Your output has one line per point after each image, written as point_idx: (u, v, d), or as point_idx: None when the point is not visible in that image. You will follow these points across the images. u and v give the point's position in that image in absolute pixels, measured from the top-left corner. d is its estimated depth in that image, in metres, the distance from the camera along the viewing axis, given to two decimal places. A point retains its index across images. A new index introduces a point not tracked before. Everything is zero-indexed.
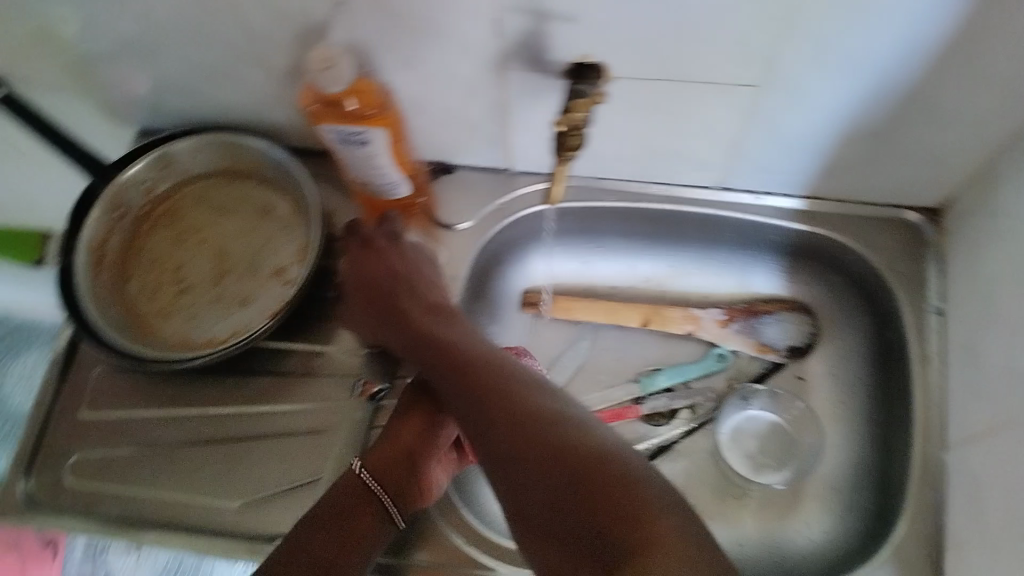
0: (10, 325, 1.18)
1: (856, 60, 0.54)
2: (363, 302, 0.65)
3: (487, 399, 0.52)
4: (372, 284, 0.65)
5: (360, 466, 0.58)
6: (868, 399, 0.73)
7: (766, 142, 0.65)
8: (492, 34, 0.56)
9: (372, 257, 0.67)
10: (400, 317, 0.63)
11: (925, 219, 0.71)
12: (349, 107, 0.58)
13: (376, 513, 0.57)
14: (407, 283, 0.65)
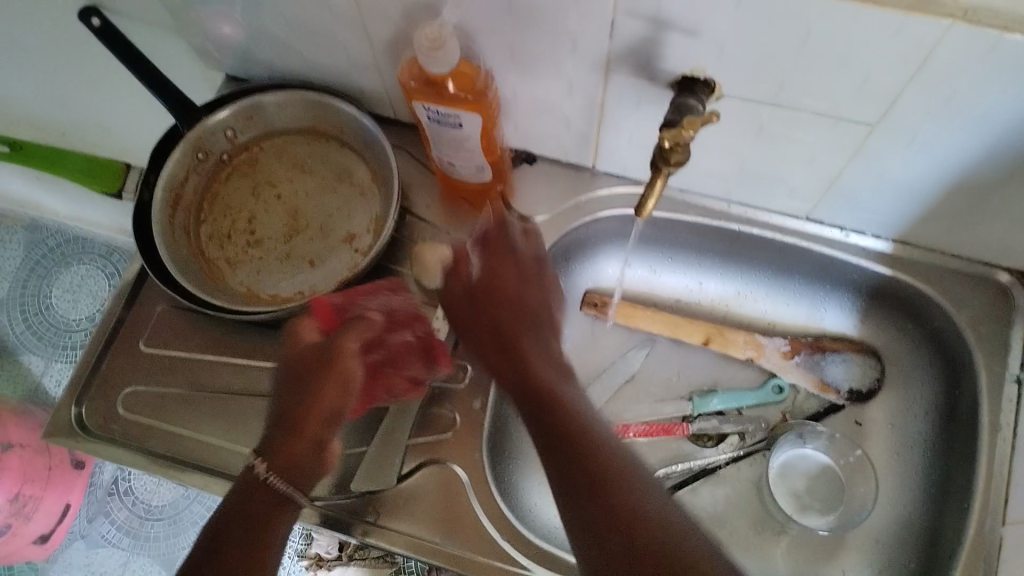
0: (61, 239, 1.30)
1: (982, 117, 0.48)
2: (469, 302, 0.62)
3: (558, 409, 0.52)
4: (489, 284, 0.61)
5: (264, 472, 0.55)
6: (929, 457, 0.70)
7: (870, 183, 0.59)
8: (605, 34, 0.50)
9: (492, 256, 0.62)
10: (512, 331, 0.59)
11: (1015, 280, 0.66)
12: (450, 89, 0.55)
13: (277, 505, 0.55)
14: (528, 311, 0.60)
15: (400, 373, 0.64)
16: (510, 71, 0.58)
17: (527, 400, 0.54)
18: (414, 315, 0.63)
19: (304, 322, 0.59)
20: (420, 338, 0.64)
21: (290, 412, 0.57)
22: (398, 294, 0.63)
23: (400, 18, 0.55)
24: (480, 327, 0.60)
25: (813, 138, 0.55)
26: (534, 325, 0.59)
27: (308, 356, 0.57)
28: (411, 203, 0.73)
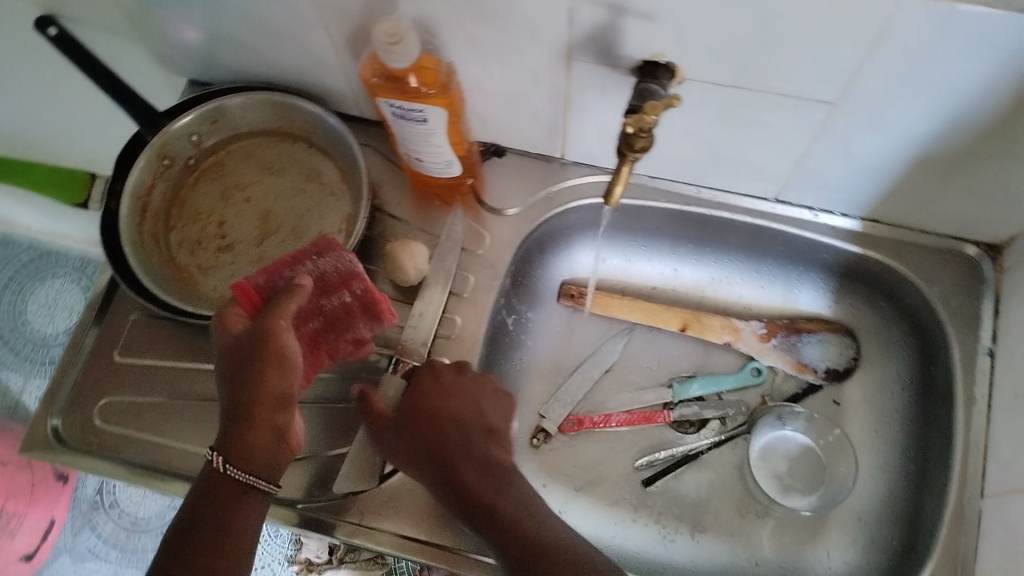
0: (38, 253, 1.27)
1: (942, 90, 0.48)
2: (410, 400, 0.61)
3: (480, 487, 0.57)
4: (425, 436, 0.59)
5: (222, 463, 0.50)
6: (907, 432, 0.70)
7: (836, 162, 0.59)
8: (562, 22, 0.50)
9: (423, 399, 0.61)
10: (448, 486, 0.57)
11: (984, 254, 0.67)
12: (412, 83, 0.54)
13: (253, 501, 0.51)
14: (466, 433, 0.60)
15: (343, 336, 0.59)
16: (473, 64, 0.58)
17: (474, 489, 0.56)
18: (349, 272, 0.57)
19: (227, 310, 0.53)
20: (358, 297, 0.58)
21: (238, 403, 0.50)
22: (327, 253, 0.57)
23: (359, 14, 0.55)
24: (424, 438, 0.59)
25: (777, 120, 0.55)
26: (472, 469, 0.57)
27: (236, 345, 0.51)
28: (382, 202, 0.72)
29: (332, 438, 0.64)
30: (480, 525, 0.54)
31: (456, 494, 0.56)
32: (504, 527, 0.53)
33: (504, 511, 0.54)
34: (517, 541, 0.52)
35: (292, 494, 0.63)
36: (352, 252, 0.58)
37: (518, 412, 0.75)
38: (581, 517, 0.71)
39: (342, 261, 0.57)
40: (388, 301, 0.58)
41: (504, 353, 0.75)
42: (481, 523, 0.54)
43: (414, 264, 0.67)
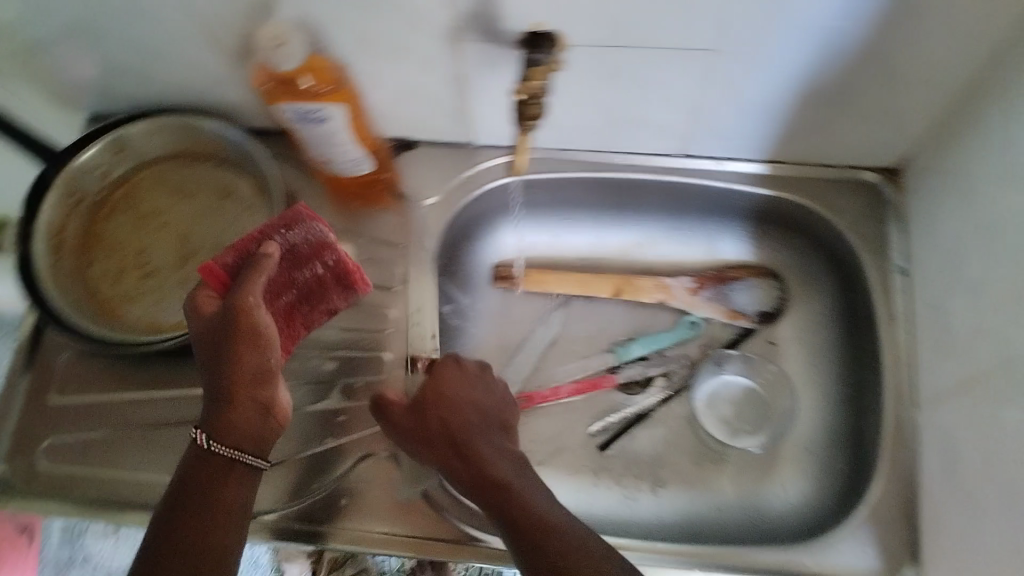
0: None
1: (812, 27, 0.50)
2: (429, 390, 0.59)
3: (488, 456, 0.55)
4: (440, 423, 0.57)
5: (207, 440, 0.49)
6: (838, 361, 0.73)
7: (730, 107, 0.62)
8: (440, 5, 0.51)
9: (445, 388, 0.59)
10: (464, 470, 0.55)
11: (882, 177, 0.71)
12: (305, 85, 0.54)
13: (241, 475, 0.51)
14: (484, 422, 0.58)
15: (314, 303, 0.60)
16: (364, 59, 0.58)
17: (485, 470, 0.54)
18: (319, 243, 0.57)
19: (197, 293, 0.51)
20: (330, 266, 0.59)
21: (217, 383, 0.49)
22: (297, 225, 0.56)
23: (241, 22, 0.55)
24: (440, 425, 0.57)
25: (667, 72, 0.57)
26: (491, 452, 0.55)
27: (212, 323, 0.50)
28: (301, 210, 0.72)
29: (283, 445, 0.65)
30: (492, 509, 0.52)
31: (470, 479, 0.54)
32: (515, 508, 0.51)
33: (518, 491, 0.52)
34: (528, 523, 0.50)
35: (267, 501, 0.62)
36: (322, 222, 0.57)
37: None
38: None
39: (311, 233, 0.56)
40: (359, 270, 0.61)
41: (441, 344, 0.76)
42: (493, 507, 0.52)
43: None
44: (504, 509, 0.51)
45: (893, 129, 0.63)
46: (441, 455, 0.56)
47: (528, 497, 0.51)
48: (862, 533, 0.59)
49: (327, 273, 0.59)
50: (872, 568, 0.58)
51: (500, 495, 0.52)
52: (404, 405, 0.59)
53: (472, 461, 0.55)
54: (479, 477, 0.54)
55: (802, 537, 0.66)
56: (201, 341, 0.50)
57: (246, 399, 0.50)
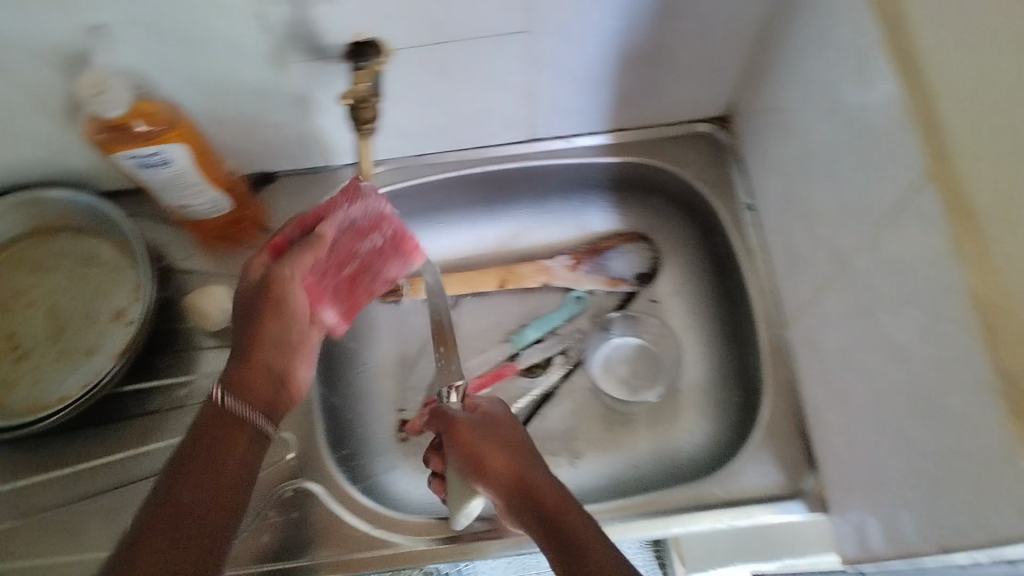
0: None
1: None
2: (474, 424, 0.58)
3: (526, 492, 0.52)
4: (485, 452, 0.56)
5: (222, 395, 0.52)
6: (715, 305, 0.76)
7: (557, 80, 0.66)
8: (257, 31, 0.54)
9: (494, 426, 0.58)
10: (516, 496, 0.53)
11: (717, 127, 0.76)
12: (139, 128, 0.55)
13: (251, 438, 0.52)
14: (522, 454, 0.55)
15: (375, 273, 0.66)
16: (197, 94, 0.60)
17: (534, 501, 0.52)
18: (380, 216, 0.62)
19: (252, 257, 0.57)
20: (387, 238, 0.64)
21: (242, 344, 0.54)
22: (357, 201, 0.59)
23: (66, 81, 0.56)
24: (485, 455, 0.56)
25: (490, 60, 0.61)
26: (543, 482, 0.53)
27: (254, 283, 0.56)
28: (170, 261, 0.72)
29: None
30: (541, 538, 0.50)
31: (523, 511, 0.52)
32: (565, 534, 0.49)
33: (568, 519, 0.50)
34: (573, 549, 0.48)
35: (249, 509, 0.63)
36: (383, 198, 0.61)
37: (376, 416, 0.75)
38: None
39: (374, 206, 0.61)
40: (411, 238, 0.66)
41: (335, 365, 0.74)
42: (541, 537, 0.50)
43: (216, 305, 0.68)
44: (555, 537, 0.49)
45: (709, 76, 0.68)
46: (488, 483, 0.55)
47: (579, 521, 0.50)
48: (760, 453, 0.63)
49: (385, 242, 0.64)
50: (776, 483, 0.62)
51: (547, 523, 0.50)
52: (460, 435, 0.58)
53: (521, 488, 0.53)
54: (527, 510, 0.52)
55: (710, 470, 0.68)
56: (241, 303, 0.56)
57: (261, 367, 0.55)
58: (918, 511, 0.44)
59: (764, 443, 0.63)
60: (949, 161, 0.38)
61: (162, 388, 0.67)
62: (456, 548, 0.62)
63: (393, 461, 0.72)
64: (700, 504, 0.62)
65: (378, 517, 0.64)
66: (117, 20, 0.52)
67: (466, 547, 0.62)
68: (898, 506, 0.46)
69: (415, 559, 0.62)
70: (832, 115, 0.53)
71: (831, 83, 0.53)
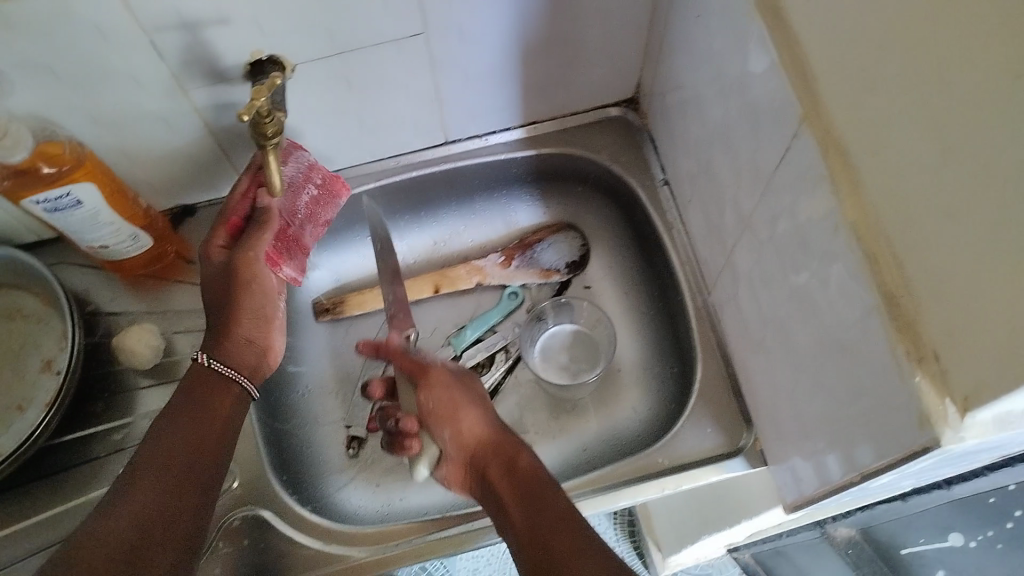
0: None
1: None
2: (448, 376, 0.62)
3: (495, 456, 0.56)
4: (455, 403, 0.59)
5: (207, 358, 0.56)
6: (645, 283, 0.78)
7: (463, 81, 0.67)
8: (154, 61, 0.54)
9: (466, 383, 0.62)
10: (480, 446, 0.57)
11: (626, 110, 0.78)
12: (45, 170, 0.55)
13: (237, 396, 0.57)
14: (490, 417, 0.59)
15: (319, 221, 0.69)
16: (103, 132, 0.60)
17: (498, 454, 0.56)
18: (308, 168, 0.66)
19: (209, 241, 0.60)
20: (317, 186, 0.67)
21: (217, 320, 0.58)
22: (289, 160, 0.64)
23: None
24: (455, 405, 0.59)
25: (392, 68, 0.62)
26: (510, 438, 0.57)
27: (221, 267, 0.59)
28: (96, 306, 0.71)
29: None
30: (499, 484, 0.54)
31: (484, 462, 0.56)
32: (523, 478, 0.53)
33: (528, 467, 0.54)
34: (527, 493, 0.52)
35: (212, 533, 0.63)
36: (304, 149, 0.66)
37: (323, 435, 0.75)
38: (423, 494, 0.72)
39: (300, 162, 0.65)
40: (339, 180, 0.70)
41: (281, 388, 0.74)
42: (498, 486, 0.54)
43: (144, 342, 0.67)
44: (512, 483, 0.53)
45: (610, 61, 0.70)
46: (454, 428, 0.58)
47: (537, 468, 0.53)
48: (697, 417, 0.66)
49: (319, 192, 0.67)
50: (716, 444, 0.64)
51: (510, 472, 0.54)
52: (432, 384, 0.61)
53: (490, 442, 0.57)
54: (490, 460, 0.56)
55: (650, 443, 0.70)
56: (212, 281, 0.59)
57: (243, 338, 0.59)
58: (856, 442, 0.46)
59: (701, 407, 0.66)
60: (839, 113, 0.41)
61: (98, 435, 0.67)
62: (413, 551, 0.63)
63: (345, 478, 0.73)
64: (646, 474, 0.64)
65: (328, 531, 0.64)
66: (10, 65, 0.51)
67: (421, 550, 0.63)
68: (835, 444, 0.49)
69: (372, 567, 0.62)
70: (722, 82, 0.55)
71: (717, 52, 0.55)
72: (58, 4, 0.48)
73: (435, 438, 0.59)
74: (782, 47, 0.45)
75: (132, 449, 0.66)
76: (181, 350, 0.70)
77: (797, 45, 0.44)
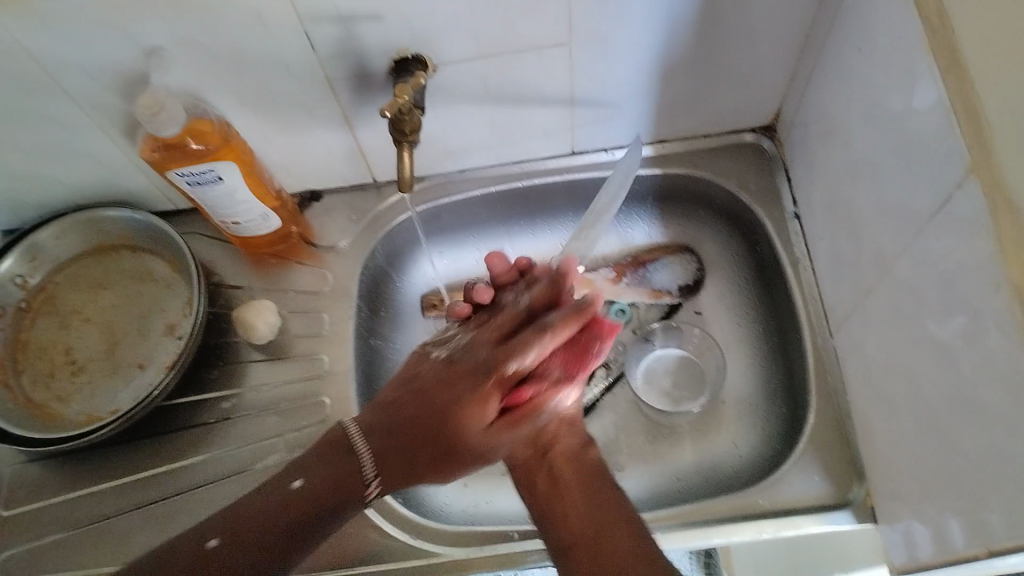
0: None
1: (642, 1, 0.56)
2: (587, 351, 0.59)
3: (564, 441, 0.59)
4: (574, 375, 0.59)
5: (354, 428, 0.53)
6: (761, 315, 0.75)
7: (600, 95, 0.67)
8: (306, 49, 0.56)
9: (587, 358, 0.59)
10: (559, 427, 0.60)
11: (762, 136, 0.76)
12: (193, 146, 0.58)
13: (354, 475, 0.51)
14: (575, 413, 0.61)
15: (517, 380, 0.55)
16: (250, 114, 0.62)
17: (567, 440, 0.59)
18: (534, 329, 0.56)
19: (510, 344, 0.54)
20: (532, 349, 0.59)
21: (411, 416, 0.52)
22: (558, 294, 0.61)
23: (127, 105, 0.58)
24: (575, 376, 0.59)
25: (533, 74, 0.62)
26: (581, 434, 0.61)
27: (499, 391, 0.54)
28: (221, 278, 0.73)
29: (242, 505, 0.64)
30: (565, 468, 0.58)
31: (552, 438, 0.59)
32: (588, 473, 0.57)
33: (597, 464, 0.59)
34: (593, 485, 0.56)
35: None
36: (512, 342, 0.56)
37: None
38: (509, 501, 0.72)
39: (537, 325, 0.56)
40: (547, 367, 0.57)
41: (385, 380, 0.75)
42: (563, 469, 0.58)
43: (263, 320, 0.70)
44: (579, 474, 0.57)
45: (751, 85, 0.68)
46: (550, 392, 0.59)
47: (600, 466, 0.58)
48: (805, 463, 0.63)
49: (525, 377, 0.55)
50: (822, 494, 0.62)
51: (580, 463, 0.58)
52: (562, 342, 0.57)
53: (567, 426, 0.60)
54: (558, 442, 0.59)
55: (749, 483, 0.67)
56: (423, 386, 0.54)
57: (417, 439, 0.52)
58: (986, 513, 0.44)
59: (810, 452, 0.64)
60: (1015, 169, 0.39)
61: (209, 402, 0.69)
62: (495, 557, 0.62)
63: None
64: (745, 514, 0.62)
65: (415, 526, 0.65)
66: (173, 43, 0.54)
67: (506, 558, 0.62)
68: (959, 512, 0.47)
69: (454, 569, 0.62)
70: (877, 120, 0.53)
71: (876, 86, 0.52)
72: None
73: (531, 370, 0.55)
74: (954, 90, 0.43)
75: (238, 420, 0.68)
76: (293, 329, 0.72)
77: (971, 91, 0.42)
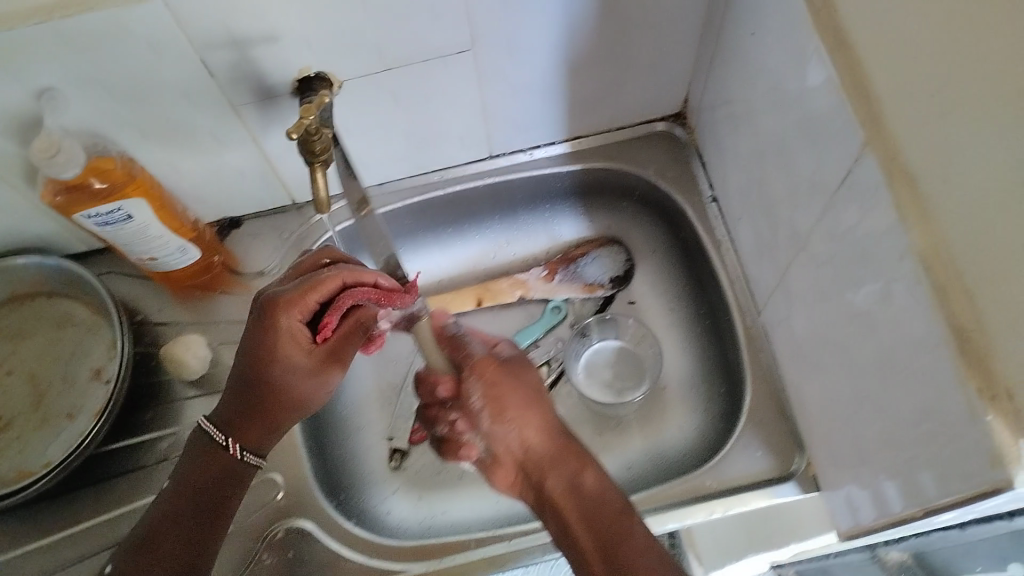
0: None
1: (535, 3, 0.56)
2: (499, 374, 0.59)
3: (545, 467, 0.55)
4: (501, 399, 0.57)
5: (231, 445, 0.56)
6: (691, 299, 0.76)
7: (512, 98, 0.67)
8: (204, 76, 0.55)
9: (512, 369, 0.60)
10: (534, 450, 0.56)
11: (673, 125, 0.77)
12: (97, 185, 0.56)
13: (240, 487, 0.57)
14: (541, 411, 0.57)
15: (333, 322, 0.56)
16: (155, 148, 0.61)
17: (560, 469, 0.55)
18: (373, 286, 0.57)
19: (287, 321, 0.54)
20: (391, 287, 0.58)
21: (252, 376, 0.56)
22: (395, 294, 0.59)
23: (20, 149, 0.56)
24: (504, 402, 0.57)
25: (439, 83, 0.62)
26: (570, 452, 0.55)
27: (254, 321, 0.55)
28: (145, 316, 0.71)
29: None
30: (563, 505, 0.53)
31: (536, 468, 0.55)
32: (591, 505, 0.52)
33: (596, 487, 0.53)
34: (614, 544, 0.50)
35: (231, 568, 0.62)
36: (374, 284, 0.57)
37: (366, 448, 0.74)
38: (464, 508, 0.72)
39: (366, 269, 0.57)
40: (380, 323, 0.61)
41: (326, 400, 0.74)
42: (566, 512, 0.53)
43: (192, 354, 0.68)
44: (583, 512, 0.52)
45: (656, 76, 0.69)
46: (506, 428, 0.57)
47: (600, 490, 0.53)
48: (748, 439, 0.65)
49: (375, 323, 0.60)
50: (765, 469, 0.63)
51: (576, 493, 0.53)
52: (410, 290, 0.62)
53: (552, 455, 0.55)
54: (548, 471, 0.55)
55: (698, 464, 0.69)
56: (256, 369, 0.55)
57: (271, 386, 0.56)
58: (919, 470, 0.45)
59: (750, 429, 0.65)
60: (908, 140, 0.40)
61: (146, 443, 0.67)
62: (455, 568, 0.62)
63: (388, 488, 0.73)
64: (695, 496, 0.64)
65: (369, 545, 0.63)
66: (64, 81, 0.52)
67: (463, 568, 0.62)
68: (894, 472, 0.48)
69: None
70: (778, 99, 0.54)
71: (773, 67, 0.53)
72: (114, 27, 0.49)
73: (317, 274, 0.55)
74: (842, 66, 0.44)
75: (175, 459, 0.66)
76: (225, 360, 0.71)
77: (858, 65, 0.43)
